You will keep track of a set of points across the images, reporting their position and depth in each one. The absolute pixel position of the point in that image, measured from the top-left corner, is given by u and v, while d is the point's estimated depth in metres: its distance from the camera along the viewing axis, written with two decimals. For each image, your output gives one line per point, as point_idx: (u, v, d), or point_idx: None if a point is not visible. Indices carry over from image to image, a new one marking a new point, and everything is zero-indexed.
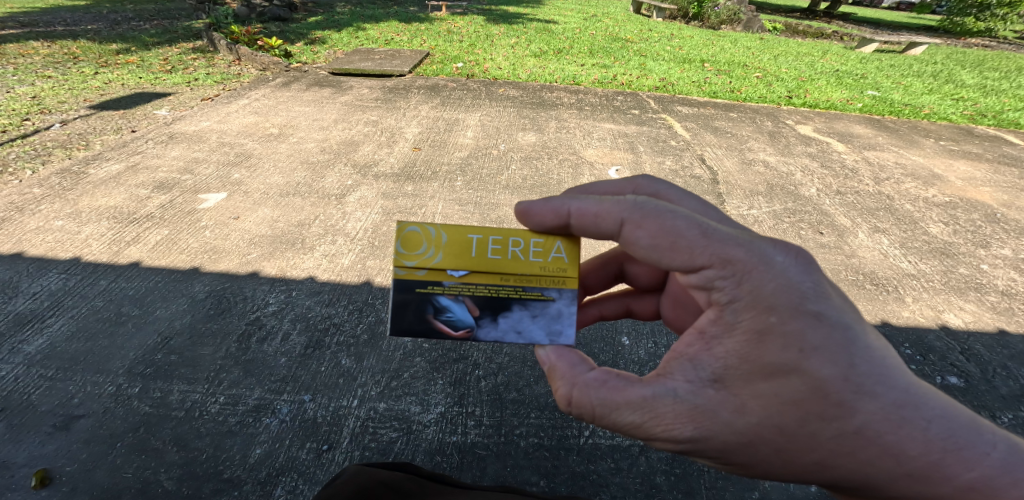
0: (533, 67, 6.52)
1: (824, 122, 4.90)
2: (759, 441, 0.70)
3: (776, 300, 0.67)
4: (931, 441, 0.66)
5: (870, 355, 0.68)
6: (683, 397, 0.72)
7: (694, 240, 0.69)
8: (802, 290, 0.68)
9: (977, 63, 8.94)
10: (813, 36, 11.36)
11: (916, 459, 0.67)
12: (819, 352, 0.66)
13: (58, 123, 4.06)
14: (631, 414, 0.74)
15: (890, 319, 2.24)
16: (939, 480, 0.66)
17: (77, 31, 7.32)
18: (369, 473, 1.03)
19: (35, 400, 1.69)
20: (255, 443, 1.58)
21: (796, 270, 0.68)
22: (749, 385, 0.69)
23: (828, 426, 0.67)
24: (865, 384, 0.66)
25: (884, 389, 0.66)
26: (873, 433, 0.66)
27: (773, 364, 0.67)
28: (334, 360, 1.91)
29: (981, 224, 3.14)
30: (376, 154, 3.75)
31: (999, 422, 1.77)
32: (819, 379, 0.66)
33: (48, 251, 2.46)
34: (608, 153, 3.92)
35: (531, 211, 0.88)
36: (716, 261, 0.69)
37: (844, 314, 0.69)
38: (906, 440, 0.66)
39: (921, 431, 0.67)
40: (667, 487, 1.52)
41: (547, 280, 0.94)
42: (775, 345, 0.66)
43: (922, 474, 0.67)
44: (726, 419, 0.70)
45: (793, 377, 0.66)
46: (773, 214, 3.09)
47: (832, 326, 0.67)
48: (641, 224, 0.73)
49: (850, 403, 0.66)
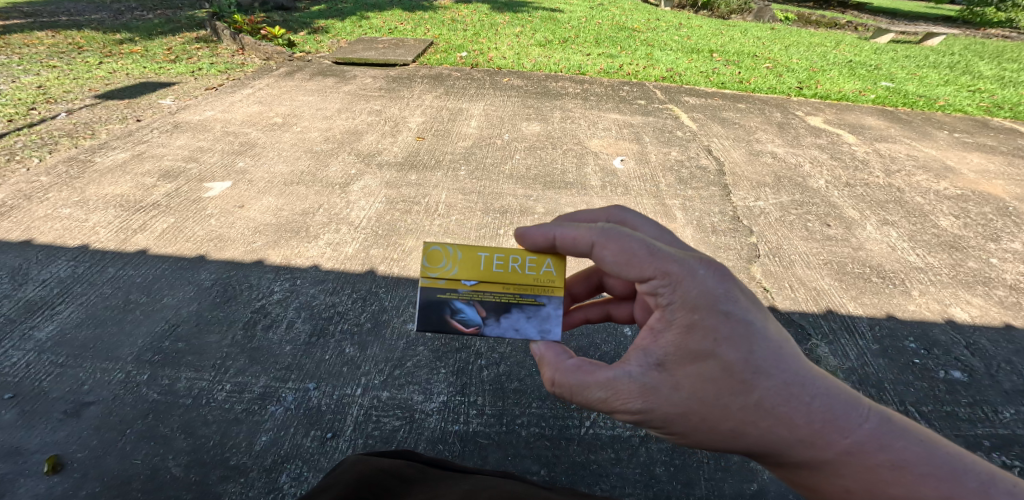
0: (538, 56, 6.43)
1: (836, 114, 4.82)
2: (680, 415, 0.71)
3: (702, 300, 0.69)
4: (818, 412, 0.65)
5: (769, 339, 0.68)
6: (633, 374, 0.72)
7: (643, 257, 0.72)
8: (721, 292, 0.69)
9: (995, 54, 8.71)
10: (826, 26, 11.15)
11: (803, 428, 0.65)
12: (731, 342, 0.67)
13: (65, 112, 4.06)
14: (598, 391, 0.74)
15: (895, 312, 2.23)
16: (824, 447, 0.65)
17: (81, 21, 7.29)
18: (370, 463, 1.02)
19: (46, 386, 1.72)
20: (261, 430, 1.60)
21: (718, 276, 0.70)
22: (679, 368, 0.70)
23: (736, 400, 0.67)
24: (762, 364, 0.66)
25: (779, 368, 0.66)
26: (772, 405, 0.66)
27: (693, 351, 0.68)
28: (338, 349, 1.93)
29: (993, 218, 3.09)
30: (379, 143, 3.73)
31: (1001, 417, 1.76)
32: (729, 362, 0.66)
33: (56, 239, 2.48)
34: (612, 144, 3.87)
35: (526, 234, 0.89)
36: (659, 273, 0.71)
37: (750, 310, 0.70)
38: (796, 412, 0.65)
39: (810, 404, 0.65)
40: (666, 478, 1.53)
41: (542, 291, 0.95)
42: (695, 335, 0.68)
43: (812, 442, 0.65)
44: (662, 398, 0.71)
45: (710, 360, 0.67)
46: (780, 206, 3.06)
47: (743, 321, 0.68)
48: (607, 245, 0.76)
49: (753, 380, 0.66)
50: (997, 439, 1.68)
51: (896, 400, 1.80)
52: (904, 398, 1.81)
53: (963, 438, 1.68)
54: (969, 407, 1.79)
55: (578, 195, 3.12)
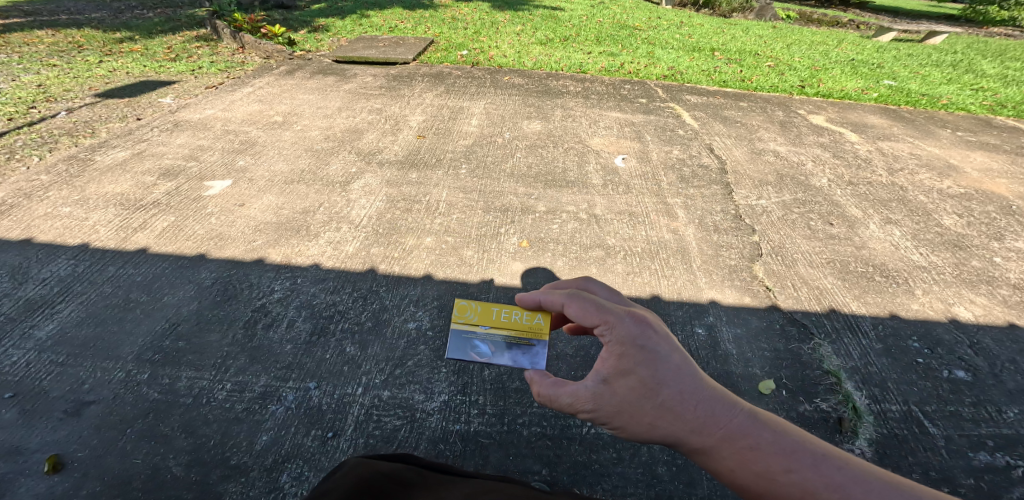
0: (538, 55, 6.40)
1: (838, 112, 4.81)
2: (609, 417, 0.88)
3: (628, 337, 0.86)
4: (703, 409, 0.80)
5: (673, 358, 0.85)
6: (579, 384, 0.90)
7: (588, 309, 0.91)
8: (645, 332, 0.87)
9: (998, 52, 8.67)
10: (828, 25, 11.11)
11: (694, 422, 0.80)
12: (643, 363, 0.84)
13: (64, 111, 4.05)
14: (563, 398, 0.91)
15: (898, 311, 2.22)
16: (710, 436, 0.79)
17: (80, 20, 7.27)
18: (370, 465, 1.00)
19: (47, 385, 1.71)
20: (262, 429, 1.60)
21: (641, 320, 0.88)
22: (612, 383, 0.87)
23: (648, 402, 0.83)
24: (663, 376, 0.83)
25: (677, 380, 0.83)
26: (674, 405, 0.82)
27: (618, 368, 0.86)
28: (339, 348, 1.92)
29: (996, 217, 3.07)
30: (380, 142, 3.72)
31: (1005, 417, 1.75)
32: (644, 376, 0.84)
33: (57, 238, 2.47)
34: (614, 143, 3.86)
35: (524, 298, 1.12)
36: (599, 320, 0.90)
37: (665, 343, 0.87)
38: (689, 410, 0.81)
39: (699, 405, 0.81)
40: (668, 478, 1.52)
41: (536, 332, 1.15)
42: (620, 358, 0.86)
43: (702, 433, 0.79)
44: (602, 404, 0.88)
45: (628, 374, 0.85)
46: (782, 205, 3.05)
47: (656, 348, 0.85)
48: (569, 304, 0.96)
49: (656, 386, 0.83)
50: (1001, 439, 1.67)
51: (899, 400, 1.79)
52: (907, 397, 1.80)
53: (966, 438, 1.67)
54: (972, 408, 1.78)
55: (579, 194, 3.11)
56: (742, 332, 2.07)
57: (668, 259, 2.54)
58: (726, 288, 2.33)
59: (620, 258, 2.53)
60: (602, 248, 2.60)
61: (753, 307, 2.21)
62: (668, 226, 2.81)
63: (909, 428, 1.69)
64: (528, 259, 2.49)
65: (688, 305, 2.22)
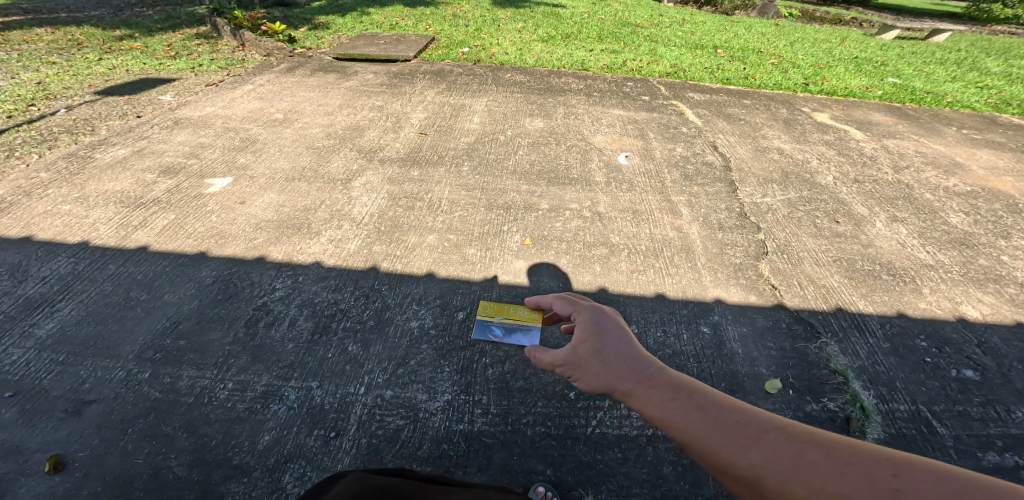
0: (540, 52, 6.37)
1: (842, 110, 4.78)
2: (574, 372, 1.10)
3: (594, 319, 1.12)
4: (637, 365, 0.98)
5: (618, 332, 1.09)
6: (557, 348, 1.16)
7: (570, 303, 1.20)
8: (606, 318, 1.12)
9: (1002, 50, 8.63)
10: (831, 23, 11.06)
11: (626, 371, 0.98)
12: (592, 331, 1.10)
13: (64, 108, 4.03)
14: (546, 357, 1.17)
15: (906, 310, 2.20)
16: (636, 381, 0.95)
17: (80, 18, 7.24)
18: (366, 477, 1.00)
19: (47, 384, 1.70)
20: (264, 429, 1.58)
21: (606, 312, 1.14)
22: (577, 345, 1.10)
23: (598, 359, 1.05)
24: (613, 344, 1.06)
25: (622, 346, 1.05)
26: (615, 360, 1.03)
27: (583, 334, 1.10)
28: (341, 346, 1.90)
29: (1003, 215, 3.05)
30: (381, 139, 3.69)
31: (1014, 416, 1.73)
32: (600, 343, 1.07)
33: (56, 236, 2.45)
34: (617, 140, 3.83)
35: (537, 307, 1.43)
36: (574, 308, 1.19)
37: (620, 328, 1.10)
38: (625, 364, 1.00)
39: (634, 362, 1.00)
40: (674, 478, 1.50)
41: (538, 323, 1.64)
42: (578, 329, 1.13)
43: (632, 380, 0.96)
44: (570, 363, 1.10)
45: (587, 338, 1.09)
46: (787, 202, 3.03)
47: (613, 328, 1.10)
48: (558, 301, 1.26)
49: (606, 347, 1.06)
50: (1010, 439, 1.65)
51: (907, 400, 1.77)
52: (915, 397, 1.79)
53: (975, 438, 1.66)
54: (981, 407, 1.76)
55: (583, 192, 3.09)
56: (747, 331, 2.05)
57: (673, 257, 2.52)
58: (731, 286, 2.32)
59: (624, 256, 2.51)
60: (606, 246, 2.58)
61: (759, 306, 2.19)
62: (672, 224, 2.79)
63: (917, 428, 1.68)
64: (531, 258, 2.47)
65: (693, 304, 2.20)
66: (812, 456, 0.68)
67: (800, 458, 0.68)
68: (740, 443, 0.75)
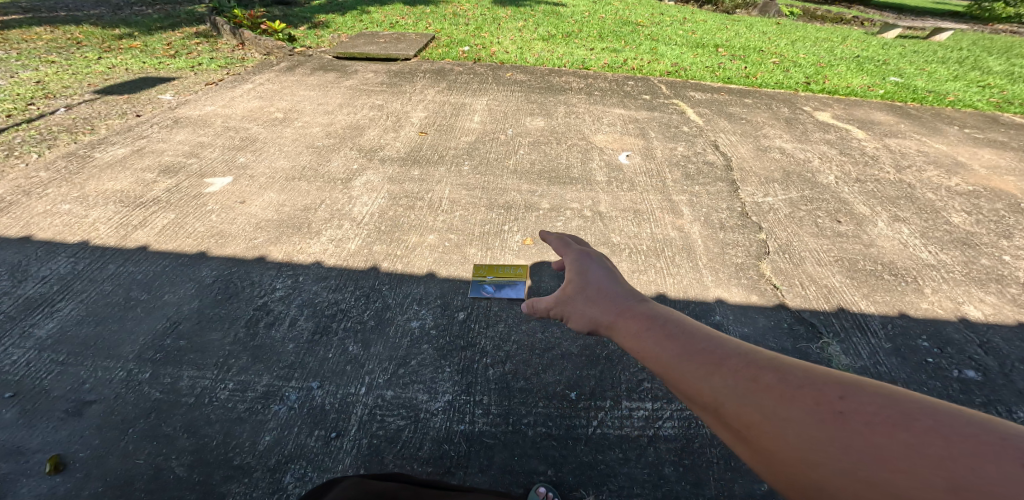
0: (541, 51, 6.35)
1: (844, 109, 4.77)
2: (565, 312, 1.23)
3: (586, 267, 1.25)
4: (620, 304, 1.10)
5: (608, 277, 1.21)
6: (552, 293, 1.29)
7: (565, 251, 1.33)
8: (598, 265, 1.25)
9: (1004, 49, 8.60)
10: (833, 21, 11.02)
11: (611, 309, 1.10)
12: (582, 276, 1.23)
13: (63, 107, 4.02)
14: (540, 302, 1.30)
15: (908, 310, 2.19)
16: (619, 317, 1.06)
17: (79, 16, 7.22)
18: (362, 483, 1.00)
19: (47, 384, 1.69)
20: (265, 430, 1.58)
21: (598, 261, 1.27)
22: (569, 290, 1.23)
23: (586, 299, 1.18)
24: (602, 286, 1.18)
25: (609, 289, 1.16)
26: (602, 301, 1.14)
27: (575, 280, 1.23)
28: (342, 347, 1.90)
29: (1005, 214, 3.04)
30: (382, 138, 3.68)
31: (1016, 417, 1.73)
32: (589, 286, 1.20)
33: (55, 236, 2.44)
34: (618, 139, 3.83)
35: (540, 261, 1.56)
36: (569, 256, 1.31)
37: (609, 273, 1.22)
38: (611, 303, 1.12)
39: (619, 301, 1.11)
40: (675, 478, 1.50)
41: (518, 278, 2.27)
42: (571, 275, 1.26)
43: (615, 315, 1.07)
44: (562, 304, 1.23)
45: (578, 283, 1.22)
46: (789, 202, 3.02)
47: (603, 274, 1.22)
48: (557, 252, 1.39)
49: (594, 290, 1.18)
50: None
51: None
52: None
53: None
54: (983, 408, 1.76)
55: (584, 191, 3.08)
56: (749, 332, 2.05)
57: (674, 257, 2.51)
58: (733, 286, 2.31)
59: (625, 256, 2.51)
60: (607, 246, 2.57)
61: (760, 306, 2.19)
62: (673, 224, 2.78)
63: None
64: (532, 257, 2.47)
65: (695, 304, 2.20)
66: (767, 380, 0.74)
67: (755, 381, 0.75)
68: (704, 370, 0.81)
